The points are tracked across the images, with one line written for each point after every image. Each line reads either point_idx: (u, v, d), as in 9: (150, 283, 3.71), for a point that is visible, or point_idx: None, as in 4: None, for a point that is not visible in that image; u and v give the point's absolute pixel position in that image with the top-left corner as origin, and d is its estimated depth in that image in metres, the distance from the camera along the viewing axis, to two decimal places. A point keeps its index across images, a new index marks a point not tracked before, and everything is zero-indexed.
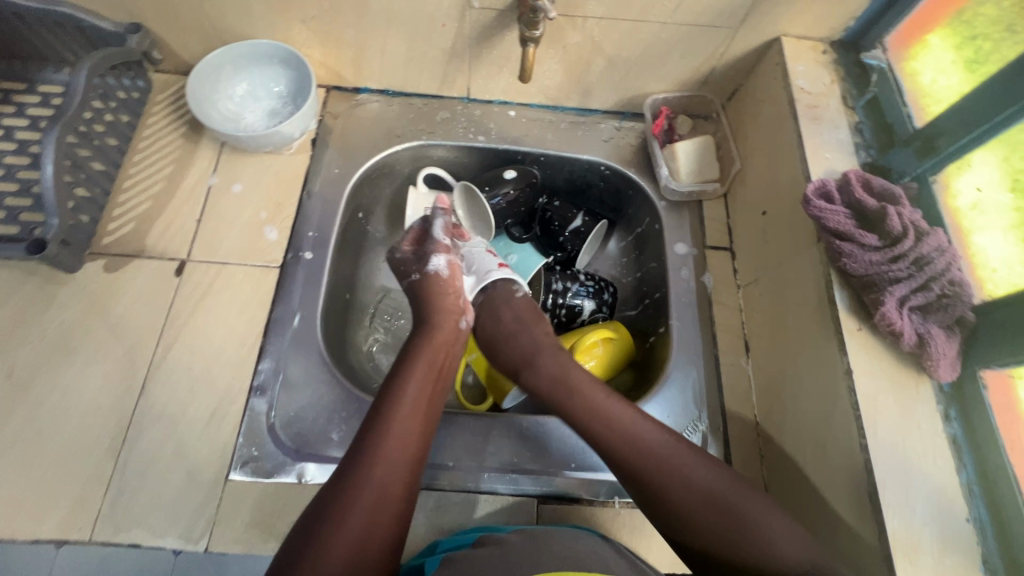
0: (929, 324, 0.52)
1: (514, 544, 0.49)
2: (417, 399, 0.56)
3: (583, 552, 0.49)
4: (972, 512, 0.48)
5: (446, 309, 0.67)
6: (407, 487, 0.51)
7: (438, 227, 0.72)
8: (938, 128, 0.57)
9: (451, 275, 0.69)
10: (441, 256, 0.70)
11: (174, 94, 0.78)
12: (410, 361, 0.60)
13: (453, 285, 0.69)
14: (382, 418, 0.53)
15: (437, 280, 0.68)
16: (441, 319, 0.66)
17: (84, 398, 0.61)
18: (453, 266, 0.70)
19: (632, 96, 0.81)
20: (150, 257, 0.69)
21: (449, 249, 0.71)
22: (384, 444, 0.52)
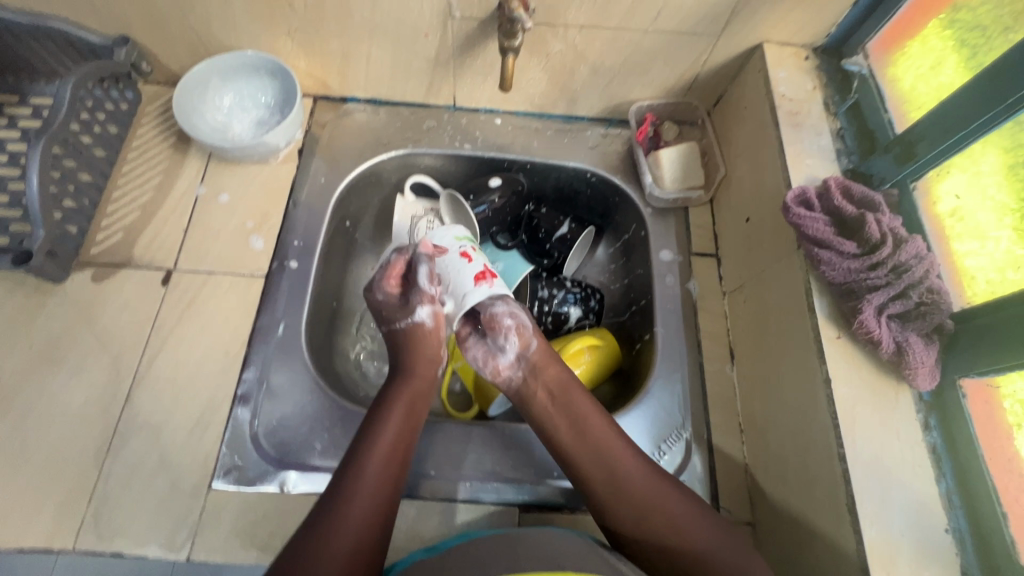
0: (907, 332, 0.51)
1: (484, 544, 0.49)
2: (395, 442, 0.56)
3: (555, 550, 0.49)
4: (951, 522, 0.48)
5: (426, 359, 0.65)
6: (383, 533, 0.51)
7: (423, 273, 0.65)
8: (917, 134, 0.56)
9: (434, 330, 0.66)
10: (426, 308, 0.65)
11: (163, 104, 0.79)
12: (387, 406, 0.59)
13: (436, 340, 0.66)
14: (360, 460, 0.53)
15: (417, 335, 0.65)
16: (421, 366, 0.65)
17: (69, 407, 0.62)
18: (439, 317, 0.66)
19: (618, 103, 0.81)
20: (138, 266, 0.70)
21: (436, 298, 0.66)
22: (366, 476, 0.52)
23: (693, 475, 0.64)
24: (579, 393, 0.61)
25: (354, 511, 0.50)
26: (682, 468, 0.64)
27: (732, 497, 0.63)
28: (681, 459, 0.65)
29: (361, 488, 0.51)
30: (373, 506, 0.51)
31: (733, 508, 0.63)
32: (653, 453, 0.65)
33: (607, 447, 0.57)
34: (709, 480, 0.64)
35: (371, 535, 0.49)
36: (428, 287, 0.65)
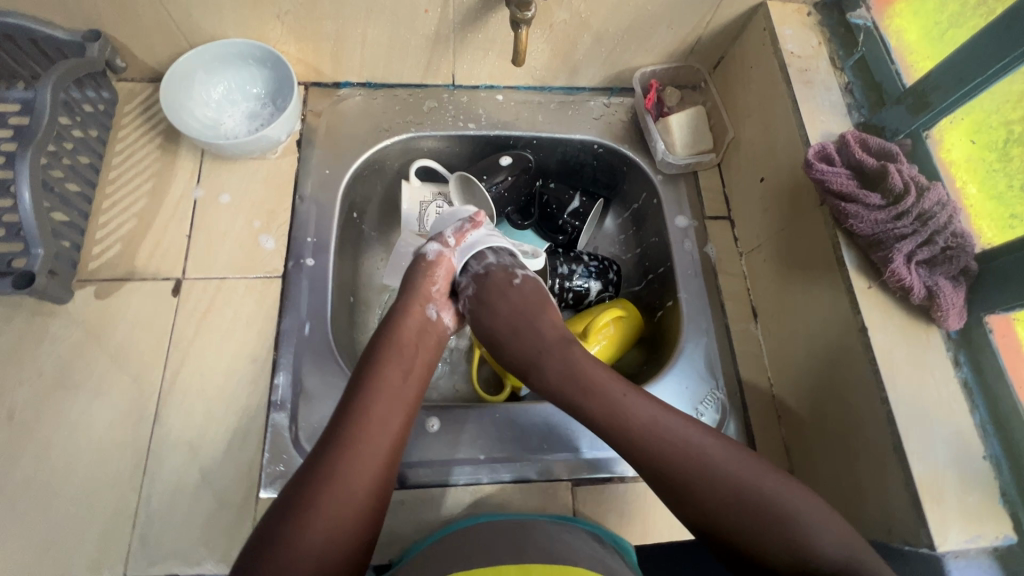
0: (936, 277, 0.54)
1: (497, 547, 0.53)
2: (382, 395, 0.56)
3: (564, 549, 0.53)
4: (987, 449, 0.51)
5: (416, 295, 0.65)
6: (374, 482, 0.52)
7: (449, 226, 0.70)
8: (930, 83, 0.57)
9: (435, 268, 0.66)
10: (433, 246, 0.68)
11: (143, 102, 0.74)
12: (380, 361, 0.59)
13: (433, 276, 0.66)
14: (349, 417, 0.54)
15: (418, 265, 0.67)
16: (409, 308, 0.64)
17: (95, 432, 0.59)
18: (445, 260, 0.67)
19: (620, 70, 0.80)
20: (143, 278, 0.66)
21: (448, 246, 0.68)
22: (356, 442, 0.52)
23: (732, 433, 0.66)
24: (585, 358, 0.60)
25: (327, 500, 0.48)
26: (720, 427, 0.66)
27: (770, 448, 0.66)
28: (718, 419, 0.66)
29: (335, 475, 0.50)
30: (350, 493, 0.50)
31: (772, 459, 0.65)
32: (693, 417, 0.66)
33: (611, 402, 0.56)
34: (745, 435, 0.66)
35: (346, 521, 0.49)
36: (452, 235, 0.68)
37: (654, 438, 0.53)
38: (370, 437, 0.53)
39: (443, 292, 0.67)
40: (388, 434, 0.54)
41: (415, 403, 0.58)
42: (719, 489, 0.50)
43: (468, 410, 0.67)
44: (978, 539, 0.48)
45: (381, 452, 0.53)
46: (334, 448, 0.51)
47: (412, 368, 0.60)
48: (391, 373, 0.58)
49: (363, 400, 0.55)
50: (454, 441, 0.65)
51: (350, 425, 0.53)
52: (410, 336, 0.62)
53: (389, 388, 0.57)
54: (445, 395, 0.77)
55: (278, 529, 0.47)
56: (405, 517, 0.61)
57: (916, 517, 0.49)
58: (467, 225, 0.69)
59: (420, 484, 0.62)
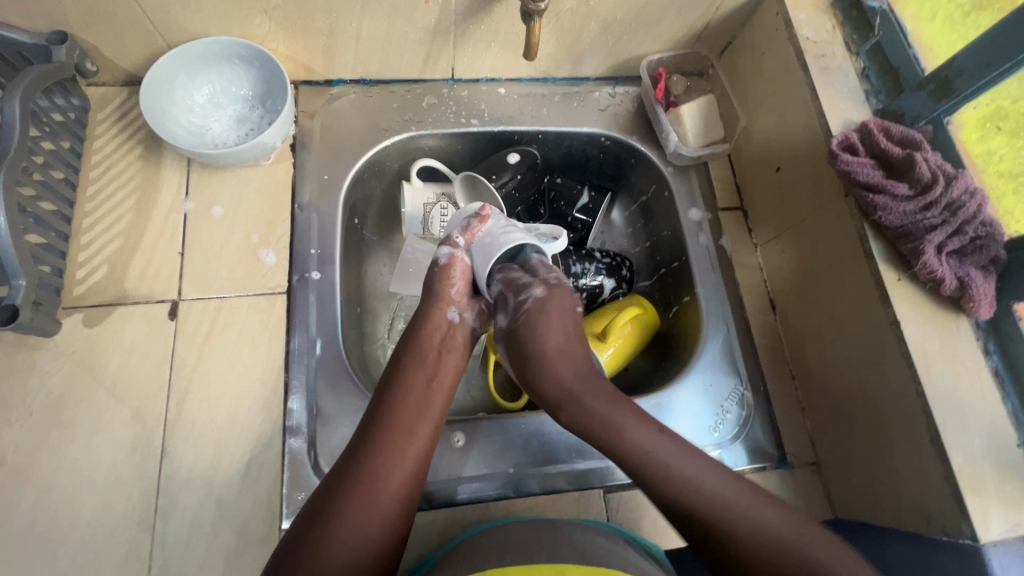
0: (966, 267, 0.53)
1: (527, 541, 0.52)
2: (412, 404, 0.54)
3: (598, 547, 0.51)
4: (1022, 438, 0.51)
5: (436, 298, 0.62)
6: (403, 501, 0.49)
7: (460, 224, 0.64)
8: (954, 69, 0.56)
9: (450, 271, 0.62)
10: (446, 248, 0.63)
11: (119, 108, 0.68)
12: (408, 365, 0.57)
13: (450, 280, 0.62)
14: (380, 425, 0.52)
15: (431, 271, 0.63)
16: (427, 314, 0.61)
17: (97, 472, 0.54)
18: (458, 261, 0.63)
19: (626, 59, 0.78)
20: (136, 302, 0.61)
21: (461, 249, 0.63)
22: (383, 453, 0.50)
23: (759, 429, 0.66)
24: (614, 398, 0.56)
25: (349, 518, 0.46)
26: (746, 423, 0.65)
27: (797, 442, 0.66)
28: (744, 415, 0.66)
29: (362, 486, 0.48)
30: (374, 507, 0.47)
31: (798, 451, 0.65)
32: (719, 415, 0.65)
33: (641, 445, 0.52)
34: (771, 429, 0.66)
35: (367, 544, 0.46)
36: (461, 235, 0.63)
37: (687, 487, 0.49)
38: (396, 448, 0.51)
39: (463, 293, 0.63)
40: (416, 448, 0.52)
41: (442, 416, 0.55)
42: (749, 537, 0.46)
43: (492, 422, 0.65)
44: (1019, 527, 0.48)
45: (409, 465, 0.51)
46: (360, 458, 0.49)
47: (437, 375, 0.57)
48: (414, 380, 0.56)
49: (389, 409, 0.53)
50: (480, 455, 0.63)
51: (376, 436, 0.51)
52: (432, 340, 0.59)
53: (412, 396, 0.54)
54: (461, 404, 0.75)
55: (297, 548, 0.45)
56: (437, 536, 0.59)
57: (958, 510, 0.49)
58: (474, 220, 0.64)
59: (448, 502, 0.61)
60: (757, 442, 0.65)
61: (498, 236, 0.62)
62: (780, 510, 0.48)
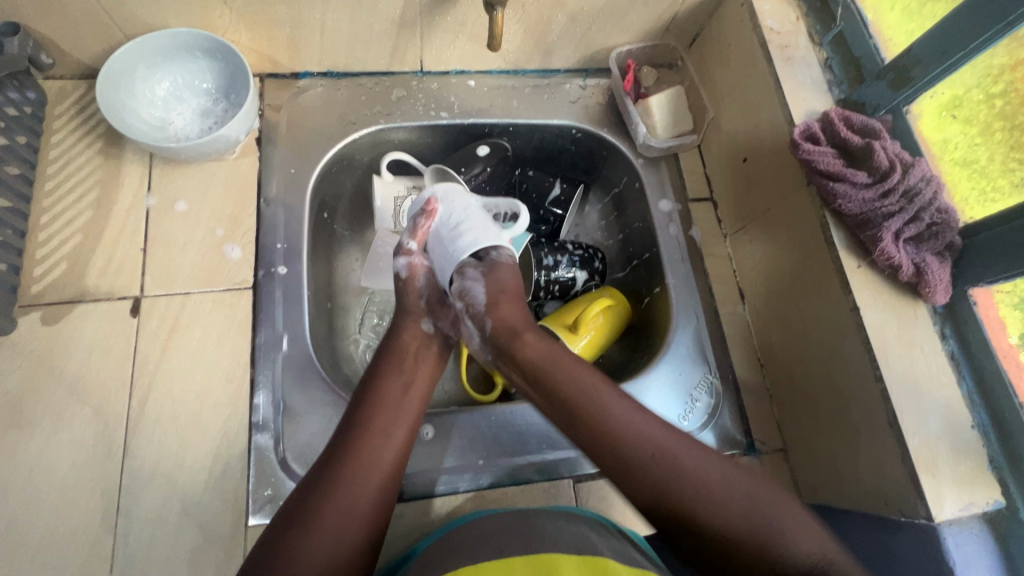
0: (923, 253, 0.54)
1: (503, 533, 0.51)
2: (388, 409, 0.53)
3: (574, 534, 0.51)
4: (975, 419, 0.53)
5: (407, 313, 0.62)
6: (379, 505, 0.49)
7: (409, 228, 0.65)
8: (911, 59, 0.57)
9: (412, 280, 0.63)
10: (401, 259, 0.64)
11: (77, 102, 0.66)
12: (382, 370, 0.56)
13: (416, 291, 0.63)
14: (357, 430, 0.51)
15: (396, 286, 0.64)
16: (400, 327, 0.61)
17: (57, 472, 0.54)
18: (417, 267, 0.64)
19: (596, 51, 0.78)
20: (97, 299, 0.60)
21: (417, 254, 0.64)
22: (360, 457, 0.50)
23: (727, 416, 0.66)
24: (599, 382, 0.54)
25: (331, 520, 0.46)
26: (715, 412, 0.66)
27: (764, 429, 0.67)
28: (713, 403, 0.66)
29: (338, 490, 0.48)
30: (354, 509, 0.48)
31: (765, 437, 0.66)
32: (688, 403, 0.66)
33: (623, 423, 0.51)
34: (739, 417, 0.67)
35: (346, 548, 0.46)
36: (411, 238, 0.64)
37: (666, 462, 0.49)
38: (374, 452, 0.50)
39: (432, 300, 0.63)
40: (392, 452, 0.52)
41: (418, 419, 0.55)
42: (716, 509, 0.47)
43: (463, 416, 0.64)
44: (972, 506, 0.49)
45: (386, 469, 0.51)
46: (339, 462, 0.49)
47: (413, 379, 0.57)
48: (390, 385, 0.55)
49: (366, 413, 0.53)
50: (451, 448, 0.63)
51: (351, 440, 0.51)
52: (409, 346, 0.59)
53: (389, 400, 0.54)
54: (435, 397, 0.75)
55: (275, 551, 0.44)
56: (406, 528, 0.59)
57: (914, 491, 0.50)
58: (421, 220, 0.64)
59: (418, 495, 0.61)
60: (725, 430, 0.66)
61: (446, 232, 0.63)
62: (761, 487, 0.49)
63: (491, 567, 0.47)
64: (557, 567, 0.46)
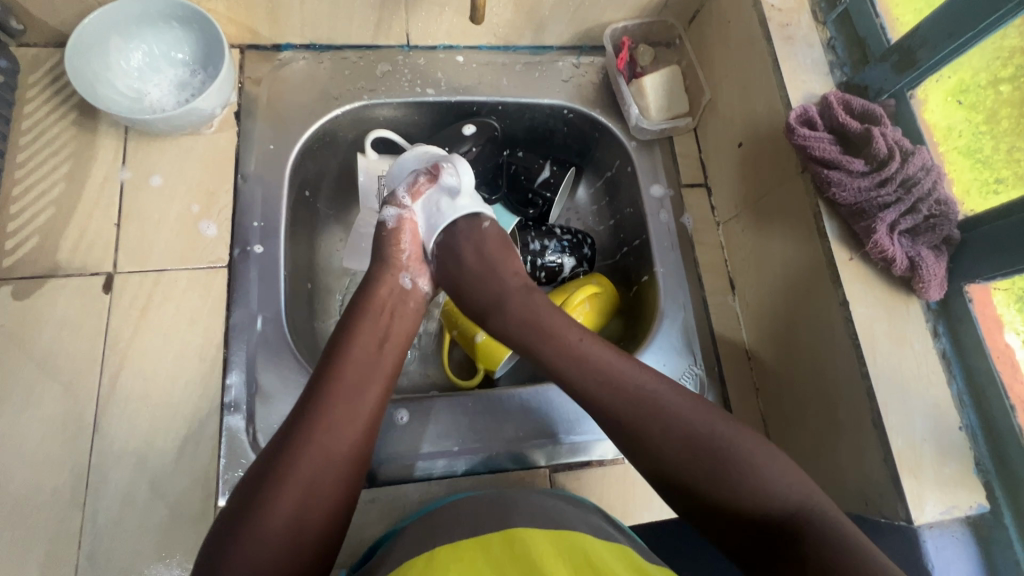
0: (918, 247, 0.52)
1: (480, 510, 0.50)
2: (362, 367, 0.52)
3: (554, 512, 0.50)
4: (964, 420, 0.51)
5: (388, 264, 0.60)
6: (357, 461, 0.48)
7: (407, 183, 0.62)
8: (917, 39, 0.54)
9: (399, 235, 0.61)
10: (394, 210, 0.61)
11: (51, 71, 0.64)
12: (354, 324, 0.55)
13: (396, 246, 0.60)
14: (330, 385, 0.50)
15: (381, 236, 0.61)
16: (379, 278, 0.59)
17: (26, 448, 0.53)
18: (407, 223, 0.61)
19: (590, 26, 0.75)
20: (68, 275, 0.59)
21: (412, 210, 0.62)
22: (338, 412, 0.48)
23: None
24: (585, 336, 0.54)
25: (304, 476, 0.45)
26: None
27: (749, 423, 0.65)
28: (696, 396, 0.65)
29: (312, 444, 0.46)
30: (327, 466, 0.46)
31: None
32: None
33: (609, 374, 0.51)
34: (724, 411, 0.65)
35: (322, 501, 0.45)
36: (407, 194, 0.62)
37: (651, 417, 0.49)
38: (349, 408, 0.49)
39: (416, 258, 0.61)
40: (367, 405, 0.50)
41: (393, 373, 0.54)
42: (693, 458, 0.46)
43: (443, 399, 0.63)
44: (954, 509, 0.48)
45: (360, 425, 0.49)
46: (308, 414, 0.48)
47: (387, 333, 0.56)
48: (364, 335, 0.54)
49: (337, 369, 0.51)
50: (427, 433, 0.62)
51: (324, 394, 0.49)
52: (382, 295, 0.58)
53: (362, 356, 0.53)
54: (416, 381, 0.73)
55: (245, 508, 0.43)
56: (379, 515, 0.58)
57: (894, 492, 0.48)
58: (422, 179, 0.62)
59: (391, 481, 0.60)
60: None
61: (438, 204, 0.62)
62: (755, 441, 0.47)
63: (468, 541, 0.46)
64: (536, 542, 0.44)
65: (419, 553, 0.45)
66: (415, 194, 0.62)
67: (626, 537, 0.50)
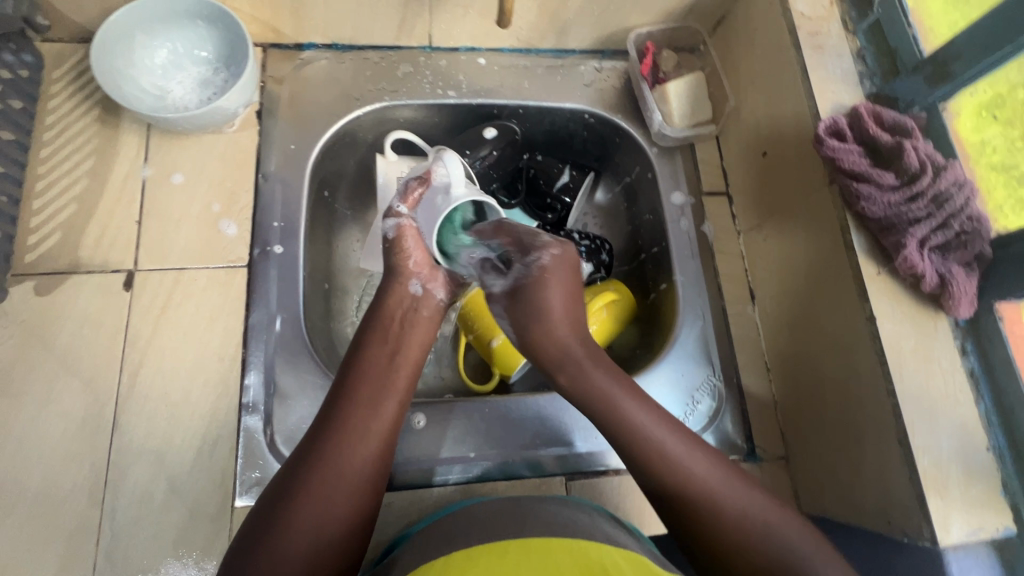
0: (949, 263, 0.51)
1: (497, 517, 0.49)
2: (376, 390, 0.51)
3: (571, 519, 0.49)
4: (991, 440, 0.50)
5: (395, 273, 0.59)
6: (371, 483, 0.48)
7: (399, 191, 0.60)
8: (952, 52, 0.53)
9: (401, 242, 0.59)
10: (390, 220, 0.60)
11: (75, 67, 0.64)
12: (368, 342, 0.54)
13: (404, 253, 0.59)
14: (344, 406, 0.49)
15: (386, 248, 0.60)
16: (388, 289, 0.58)
17: (46, 444, 0.53)
18: (408, 230, 0.59)
19: (614, 31, 0.74)
20: (90, 271, 0.59)
21: (408, 216, 0.60)
22: (354, 437, 0.48)
23: (728, 419, 0.64)
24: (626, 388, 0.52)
25: (316, 500, 0.44)
26: (716, 415, 0.64)
27: (766, 435, 0.64)
28: (714, 407, 0.64)
29: (327, 466, 0.46)
30: (341, 490, 0.45)
31: (767, 444, 0.64)
32: (689, 404, 0.64)
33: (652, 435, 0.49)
34: (742, 422, 0.65)
35: (336, 528, 0.44)
36: (401, 202, 0.60)
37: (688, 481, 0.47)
38: (363, 428, 0.48)
39: (423, 262, 0.60)
40: (380, 424, 0.50)
41: (408, 389, 0.53)
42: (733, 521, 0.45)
43: (460, 405, 0.63)
44: (980, 531, 0.47)
45: (375, 448, 0.48)
46: (323, 435, 0.47)
47: (401, 348, 0.55)
48: (376, 352, 0.54)
49: (349, 387, 0.51)
50: (443, 438, 0.61)
51: (340, 414, 0.49)
52: (395, 311, 0.57)
53: (375, 373, 0.52)
54: (431, 385, 0.73)
55: (261, 530, 0.43)
56: (394, 519, 0.58)
57: (919, 512, 0.48)
58: (414, 185, 0.60)
59: (408, 485, 0.60)
60: (725, 435, 0.64)
61: (433, 202, 0.58)
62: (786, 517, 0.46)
63: (485, 546, 0.45)
64: (553, 550, 0.43)
65: (433, 558, 0.44)
66: (408, 200, 0.60)
67: (639, 544, 0.49)
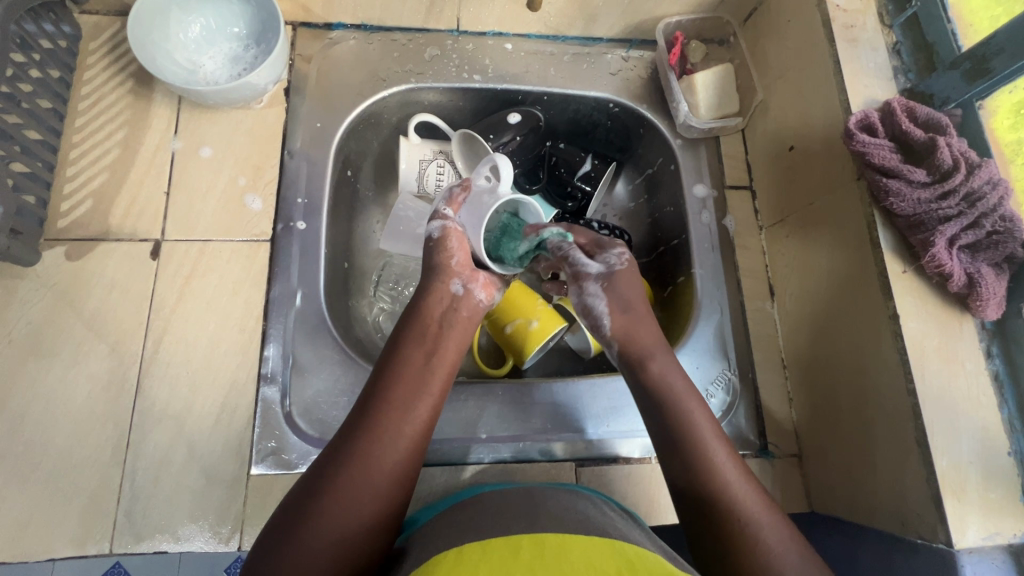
0: (978, 263, 0.50)
1: (508, 513, 0.48)
2: (410, 391, 0.51)
3: (582, 519, 0.48)
4: (1013, 445, 0.49)
5: (438, 271, 0.58)
6: (399, 485, 0.48)
7: (442, 196, 0.60)
8: (993, 47, 0.51)
9: (446, 243, 0.58)
10: (435, 222, 0.59)
11: (111, 39, 0.66)
12: (407, 342, 0.55)
13: (446, 253, 0.58)
14: (378, 406, 0.50)
15: (428, 248, 0.59)
16: (430, 288, 0.57)
17: (72, 404, 0.55)
18: (452, 231, 0.59)
19: (641, 20, 0.74)
20: (118, 239, 0.60)
21: (453, 218, 0.59)
22: (385, 438, 0.48)
23: (741, 414, 0.64)
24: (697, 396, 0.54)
25: (343, 499, 0.45)
26: (729, 408, 0.64)
27: (780, 433, 0.64)
28: (728, 400, 0.64)
29: (354, 464, 0.46)
30: (368, 490, 0.46)
31: (780, 441, 0.63)
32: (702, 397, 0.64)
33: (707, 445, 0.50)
34: (755, 418, 0.64)
35: (360, 527, 0.45)
36: (447, 205, 0.60)
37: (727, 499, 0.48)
38: (393, 430, 0.49)
39: (465, 263, 0.58)
40: (410, 427, 0.50)
41: (442, 392, 0.53)
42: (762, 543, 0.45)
43: (467, 387, 0.64)
44: (997, 536, 0.46)
45: (404, 450, 0.49)
46: (355, 434, 0.48)
47: (438, 351, 0.55)
48: (413, 352, 0.54)
49: (385, 386, 0.51)
50: (455, 420, 0.62)
51: (371, 414, 0.49)
52: (434, 312, 0.56)
53: (411, 374, 0.52)
54: None
55: (290, 521, 0.44)
56: None
57: (936, 515, 0.47)
58: (456, 190, 0.60)
59: None
60: (737, 429, 0.64)
61: (478, 203, 0.59)
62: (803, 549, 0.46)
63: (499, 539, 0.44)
64: (567, 550, 0.42)
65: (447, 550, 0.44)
66: (451, 203, 0.60)
67: (653, 543, 0.48)
